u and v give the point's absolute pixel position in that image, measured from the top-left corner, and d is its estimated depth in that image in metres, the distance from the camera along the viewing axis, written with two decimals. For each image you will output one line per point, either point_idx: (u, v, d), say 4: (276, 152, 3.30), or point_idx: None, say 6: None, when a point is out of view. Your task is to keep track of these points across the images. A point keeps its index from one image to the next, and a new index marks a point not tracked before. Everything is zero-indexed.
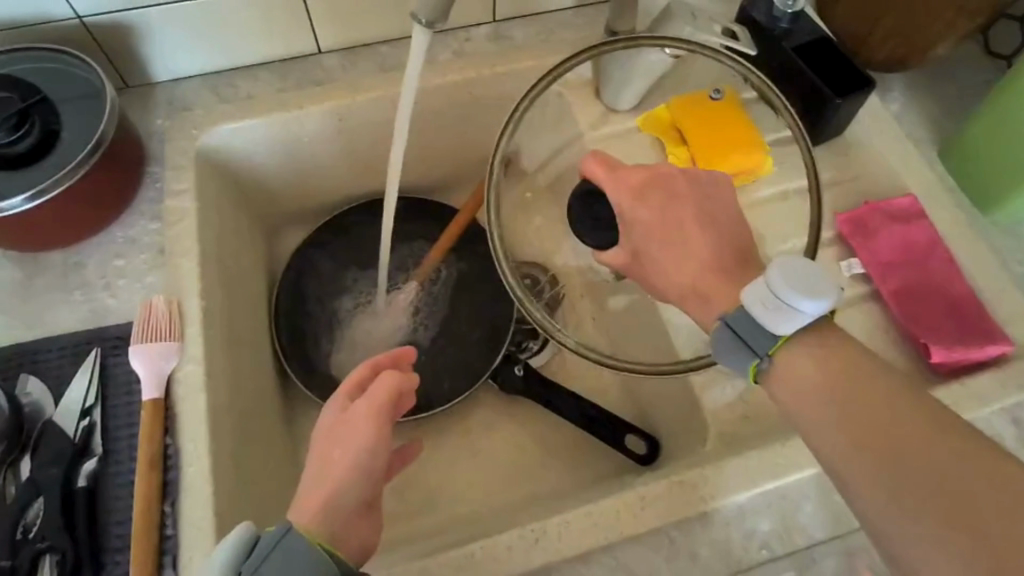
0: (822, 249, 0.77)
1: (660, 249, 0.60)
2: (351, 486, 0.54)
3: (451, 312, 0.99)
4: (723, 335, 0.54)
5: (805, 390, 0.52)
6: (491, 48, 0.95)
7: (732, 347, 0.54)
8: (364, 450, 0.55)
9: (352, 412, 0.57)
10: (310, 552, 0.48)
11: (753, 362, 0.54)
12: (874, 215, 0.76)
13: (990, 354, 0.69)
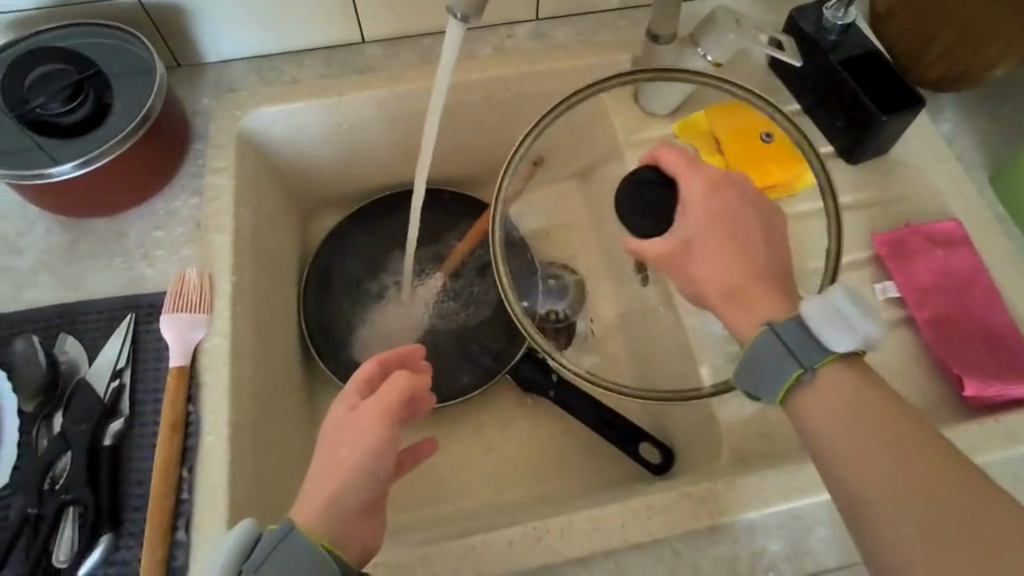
0: (857, 269, 0.75)
1: (720, 241, 0.58)
2: (353, 488, 0.54)
3: (473, 306, 1.00)
4: (769, 340, 0.52)
5: (825, 423, 0.50)
6: (532, 47, 0.95)
7: (774, 353, 0.52)
8: (369, 454, 0.55)
9: (360, 411, 0.57)
10: (311, 551, 0.49)
11: (796, 372, 0.51)
12: (915, 238, 0.74)
13: None
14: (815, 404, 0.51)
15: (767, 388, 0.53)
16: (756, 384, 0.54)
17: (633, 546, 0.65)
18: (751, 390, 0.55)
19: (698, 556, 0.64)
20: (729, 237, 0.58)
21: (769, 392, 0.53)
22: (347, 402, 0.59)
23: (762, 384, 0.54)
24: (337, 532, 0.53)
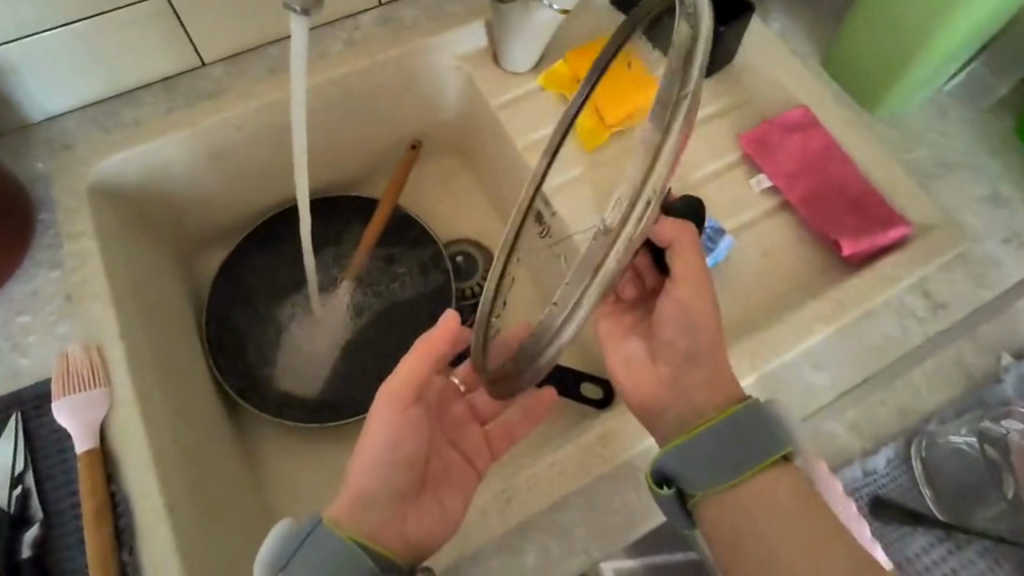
0: (729, 171, 0.80)
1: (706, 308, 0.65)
2: (379, 474, 0.59)
3: (391, 303, 0.97)
4: (750, 416, 0.54)
5: (762, 507, 0.53)
6: (381, 33, 0.92)
7: (751, 432, 0.54)
8: (387, 439, 0.60)
9: (378, 401, 0.62)
10: (336, 543, 0.53)
11: (776, 451, 0.54)
12: (772, 129, 0.78)
13: (891, 240, 0.69)
14: (762, 493, 0.53)
15: (725, 467, 0.54)
16: (716, 463, 0.54)
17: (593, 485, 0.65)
18: (704, 467, 0.54)
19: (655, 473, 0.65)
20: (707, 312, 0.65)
21: (721, 474, 0.54)
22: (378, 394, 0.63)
23: (726, 461, 0.54)
24: (374, 526, 0.57)
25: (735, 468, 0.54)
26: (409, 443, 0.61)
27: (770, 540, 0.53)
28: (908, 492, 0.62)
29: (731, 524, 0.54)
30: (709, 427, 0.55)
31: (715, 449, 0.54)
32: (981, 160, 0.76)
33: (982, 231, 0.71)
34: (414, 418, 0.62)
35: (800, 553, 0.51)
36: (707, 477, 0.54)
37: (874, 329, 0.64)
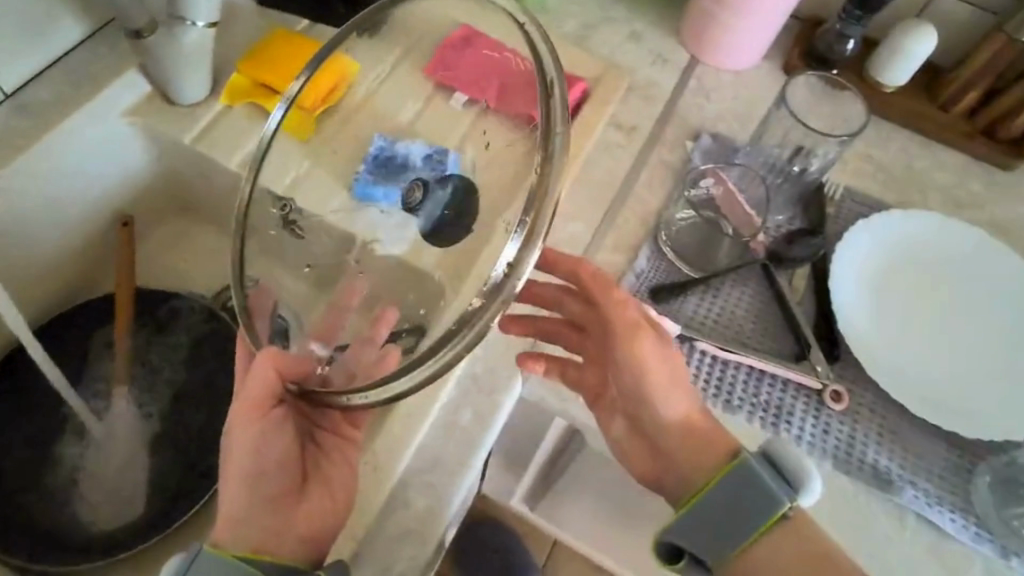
0: (433, 100, 0.83)
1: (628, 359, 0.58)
2: (250, 491, 0.56)
3: (184, 381, 0.87)
4: (737, 483, 0.51)
5: (772, 556, 0.51)
6: (21, 124, 0.77)
7: (746, 494, 0.51)
8: (247, 456, 0.57)
9: (230, 422, 0.58)
10: (223, 560, 0.50)
11: (777, 512, 0.50)
12: (448, 53, 0.84)
13: (576, 95, 0.79)
14: (774, 553, 0.51)
15: (727, 530, 0.52)
16: (715, 528, 0.52)
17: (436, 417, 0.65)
18: (709, 535, 0.52)
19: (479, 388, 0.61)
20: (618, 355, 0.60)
21: (724, 539, 0.52)
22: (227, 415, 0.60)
23: (729, 524, 0.52)
24: (259, 538, 0.55)
25: (731, 526, 0.52)
26: (273, 451, 0.58)
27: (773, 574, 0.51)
28: (672, 272, 0.67)
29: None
30: (705, 495, 0.53)
31: (708, 511, 0.52)
32: (612, 11, 0.90)
33: (635, 63, 0.86)
34: (271, 424, 0.58)
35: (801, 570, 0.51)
36: (707, 540, 0.52)
37: (596, 168, 0.75)
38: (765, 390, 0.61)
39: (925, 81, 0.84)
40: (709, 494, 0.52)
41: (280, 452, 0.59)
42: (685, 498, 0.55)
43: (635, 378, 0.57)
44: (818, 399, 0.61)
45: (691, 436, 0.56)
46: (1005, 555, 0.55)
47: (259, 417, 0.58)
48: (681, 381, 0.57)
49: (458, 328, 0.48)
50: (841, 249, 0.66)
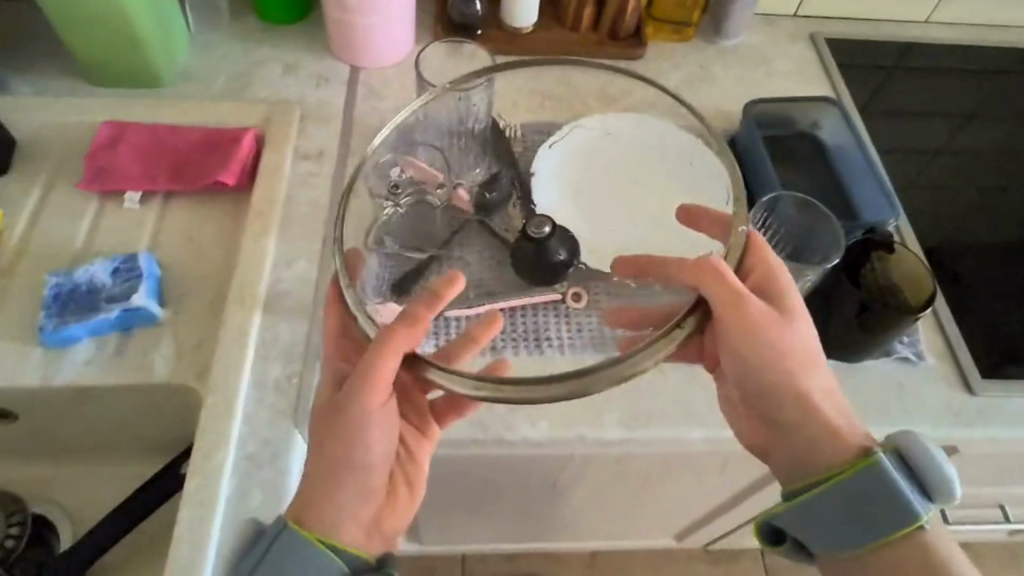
0: (102, 213, 0.73)
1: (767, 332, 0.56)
2: (348, 483, 0.53)
3: None
4: (869, 478, 0.51)
5: (874, 558, 0.52)
6: None
7: (877, 493, 0.51)
8: (354, 440, 0.53)
9: (331, 402, 0.54)
10: (305, 545, 0.50)
11: (897, 524, 0.51)
12: (97, 156, 0.74)
13: (249, 144, 0.77)
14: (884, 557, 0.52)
15: (842, 524, 0.52)
16: (833, 522, 0.53)
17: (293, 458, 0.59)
18: (825, 527, 0.53)
19: (269, 460, 0.58)
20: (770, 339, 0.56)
21: (832, 532, 0.53)
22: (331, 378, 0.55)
23: (854, 518, 0.52)
24: (346, 518, 0.53)
25: (846, 526, 0.52)
26: (377, 441, 0.54)
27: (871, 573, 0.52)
28: (406, 264, 0.69)
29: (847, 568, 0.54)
30: (836, 482, 0.53)
31: (831, 507, 0.53)
32: (258, 52, 0.89)
33: (301, 92, 0.85)
34: (381, 411, 0.54)
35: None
36: (816, 529, 0.54)
37: (299, 205, 0.74)
38: (520, 320, 0.67)
39: (551, 13, 0.95)
40: (847, 483, 0.52)
41: (386, 443, 0.55)
42: (800, 478, 0.56)
43: (770, 350, 0.56)
44: (565, 306, 0.68)
45: (823, 426, 0.55)
46: None
47: (368, 407, 0.53)
48: (791, 348, 0.56)
49: (632, 364, 0.51)
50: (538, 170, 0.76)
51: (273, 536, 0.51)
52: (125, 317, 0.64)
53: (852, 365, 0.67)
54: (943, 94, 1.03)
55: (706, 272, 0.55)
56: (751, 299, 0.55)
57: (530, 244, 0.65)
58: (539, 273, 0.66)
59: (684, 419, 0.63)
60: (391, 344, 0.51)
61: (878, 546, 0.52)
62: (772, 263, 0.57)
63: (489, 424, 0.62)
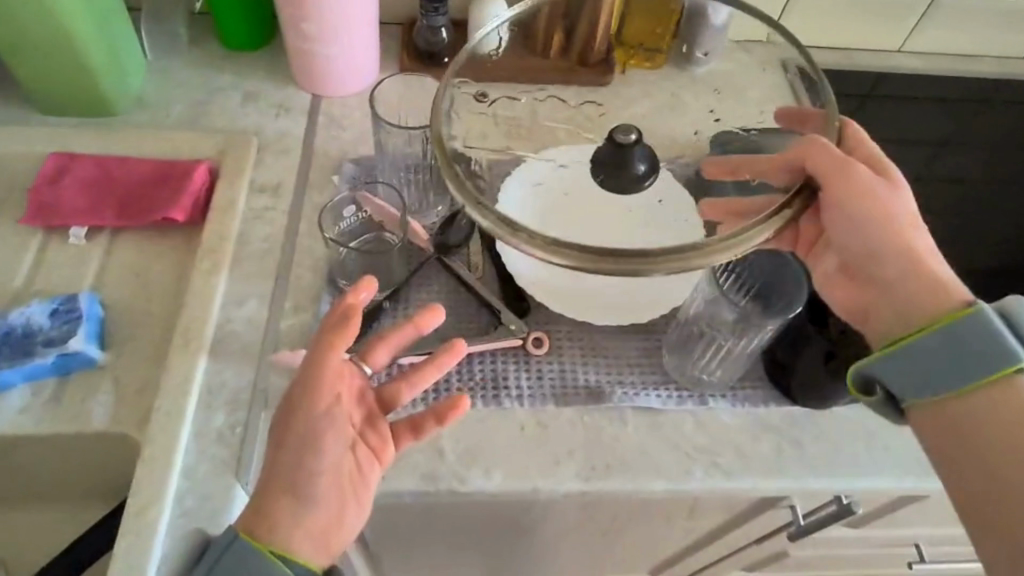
0: (45, 250, 0.70)
1: (879, 190, 0.59)
2: (295, 495, 0.50)
3: None
4: (973, 322, 0.52)
5: (980, 411, 0.51)
6: None
7: (979, 340, 0.51)
8: (306, 445, 0.51)
9: (289, 403, 0.52)
10: (252, 555, 0.48)
11: (1004, 365, 0.50)
12: (42, 190, 0.72)
13: (202, 177, 0.74)
14: (983, 401, 0.51)
15: (945, 367, 0.52)
16: (930, 370, 0.53)
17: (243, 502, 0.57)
18: (926, 367, 0.53)
19: (209, 517, 0.55)
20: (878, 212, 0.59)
21: (936, 373, 0.53)
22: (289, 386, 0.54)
23: (947, 367, 0.52)
24: (291, 527, 0.50)
25: (948, 360, 0.52)
26: (329, 450, 0.51)
27: (974, 427, 0.51)
28: None
29: (949, 426, 0.52)
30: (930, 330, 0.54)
31: (931, 348, 0.53)
32: (219, 80, 0.87)
33: (261, 122, 0.83)
34: (330, 418, 0.52)
35: (1009, 447, 0.50)
36: (915, 376, 0.53)
37: (252, 240, 0.72)
38: (478, 368, 0.65)
39: None
40: (941, 331, 0.53)
41: (337, 454, 0.52)
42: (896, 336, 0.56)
43: (871, 211, 0.59)
44: (525, 353, 0.66)
45: (923, 279, 0.56)
46: (705, 402, 0.65)
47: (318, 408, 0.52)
48: (906, 213, 0.59)
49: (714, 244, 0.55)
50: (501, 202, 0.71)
51: (222, 546, 0.49)
52: (62, 362, 0.62)
53: (820, 413, 0.66)
54: (918, 122, 1.02)
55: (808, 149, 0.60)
56: (860, 166, 0.59)
57: (612, 149, 0.65)
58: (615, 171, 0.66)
59: (645, 470, 0.61)
60: (339, 338, 0.52)
61: (978, 387, 0.51)
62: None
63: (442, 476, 0.59)
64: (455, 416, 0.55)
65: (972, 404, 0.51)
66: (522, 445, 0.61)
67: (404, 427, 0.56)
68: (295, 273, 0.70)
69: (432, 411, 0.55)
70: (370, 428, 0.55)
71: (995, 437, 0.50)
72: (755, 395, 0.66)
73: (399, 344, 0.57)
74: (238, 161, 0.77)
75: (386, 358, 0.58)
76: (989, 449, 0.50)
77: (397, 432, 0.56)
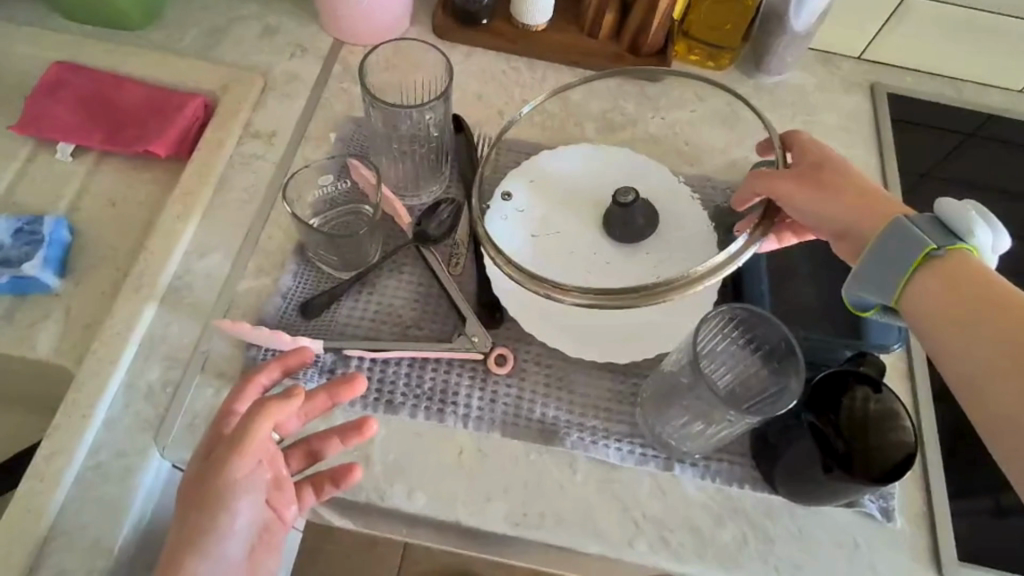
0: (32, 162, 0.69)
1: (810, 177, 0.56)
2: (206, 560, 0.47)
3: None
4: (898, 229, 0.49)
5: (936, 297, 0.47)
6: None
7: (907, 241, 0.49)
8: (221, 511, 0.48)
9: (208, 475, 0.47)
10: None
11: (924, 245, 0.48)
12: (38, 101, 0.69)
13: (194, 115, 0.70)
14: (926, 286, 0.48)
15: (891, 273, 0.49)
16: (885, 275, 0.49)
17: (133, 507, 0.52)
18: (876, 279, 0.50)
19: (117, 474, 0.53)
20: (819, 187, 0.55)
21: (889, 283, 0.49)
22: (199, 448, 0.49)
23: (890, 267, 0.49)
24: None
25: (898, 270, 0.49)
26: (242, 514, 0.49)
27: (936, 321, 0.47)
28: (322, 282, 0.63)
29: (924, 320, 0.47)
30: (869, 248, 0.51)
31: (875, 260, 0.50)
32: (241, 8, 0.81)
33: (272, 60, 0.78)
34: (250, 481, 0.49)
35: (969, 311, 0.46)
36: (881, 289, 0.50)
37: (232, 189, 0.68)
38: (429, 376, 0.60)
39: (570, 11, 0.83)
40: (876, 243, 0.50)
41: (251, 517, 0.50)
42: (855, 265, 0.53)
43: (811, 181, 0.56)
44: (484, 369, 0.60)
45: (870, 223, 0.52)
46: (670, 467, 0.58)
47: (239, 474, 0.47)
48: (872, 188, 0.54)
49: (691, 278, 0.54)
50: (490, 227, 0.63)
51: None
52: (16, 284, 0.60)
53: (801, 508, 0.57)
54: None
55: (793, 140, 0.60)
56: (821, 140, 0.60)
57: (617, 209, 0.66)
58: (631, 240, 0.65)
59: (581, 529, 0.55)
60: (272, 410, 0.47)
61: (918, 275, 0.48)
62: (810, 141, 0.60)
63: (362, 485, 0.55)
64: (351, 480, 0.53)
65: (922, 291, 0.48)
66: (456, 472, 0.56)
67: (307, 486, 0.54)
68: (266, 234, 0.66)
69: (330, 473, 0.53)
70: (275, 491, 0.52)
71: (961, 317, 0.46)
72: (730, 472, 0.58)
73: (311, 410, 0.54)
74: (236, 101, 0.72)
75: (297, 423, 0.55)
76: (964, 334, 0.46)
77: (300, 490, 0.54)
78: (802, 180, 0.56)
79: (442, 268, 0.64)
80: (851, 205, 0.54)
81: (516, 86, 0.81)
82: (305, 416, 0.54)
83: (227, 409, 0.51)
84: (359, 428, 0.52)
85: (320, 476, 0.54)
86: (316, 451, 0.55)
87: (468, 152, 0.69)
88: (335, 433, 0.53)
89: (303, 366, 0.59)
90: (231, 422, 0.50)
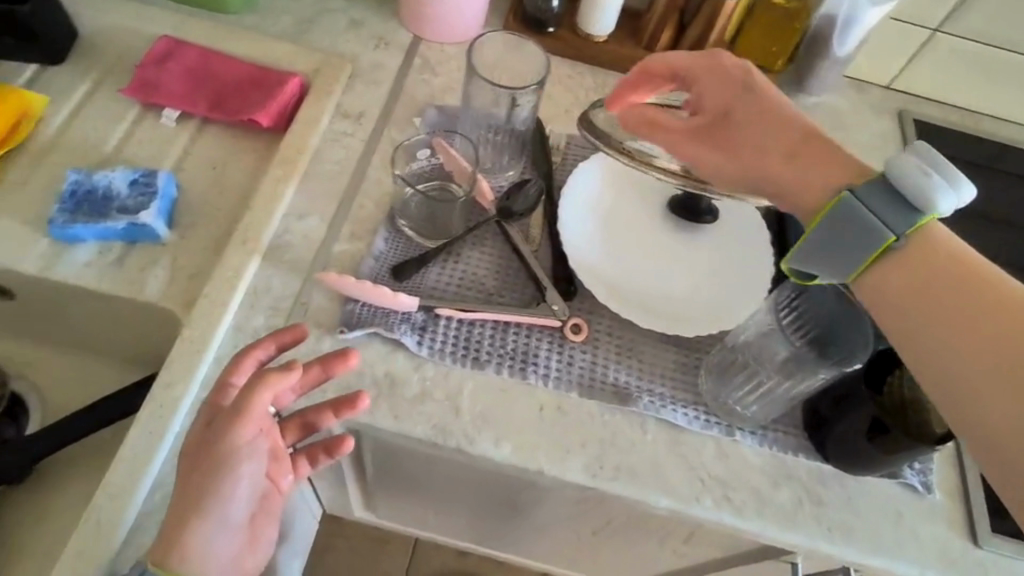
0: (139, 125, 0.73)
1: (735, 137, 0.59)
2: (211, 523, 0.49)
3: None
4: (847, 210, 0.51)
5: (900, 282, 0.50)
6: None
7: (859, 224, 0.51)
8: (225, 477, 0.49)
9: (209, 445, 0.48)
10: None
11: (885, 238, 0.50)
12: (149, 69, 0.74)
13: (293, 91, 0.76)
14: (887, 275, 0.50)
15: (852, 256, 0.51)
16: (842, 253, 0.52)
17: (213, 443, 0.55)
18: (836, 263, 0.52)
19: None
20: (736, 148, 0.58)
21: (848, 265, 0.52)
22: (199, 418, 0.50)
23: (845, 249, 0.51)
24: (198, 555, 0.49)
25: (858, 258, 0.51)
26: (244, 479, 0.50)
27: (908, 308, 0.49)
28: (412, 249, 0.68)
29: (895, 307, 0.50)
30: (818, 222, 0.53)
31: (832, 243, 0.52)
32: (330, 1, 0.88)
33: (359, 49, 0.84)
34: (251, 450, 0.50)
35: (942, 298, 0.48)
36: (837, 266, 0.52)
37: (325, 161, 0.73)
38: (512, 338, 0.64)
39: (631, 25, 0.91)
40: (828, 219, 0.52)
41: (253, 482, 0.51)
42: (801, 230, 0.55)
43: (729, 144, 0.59)
44: (561, 336, 0.65)
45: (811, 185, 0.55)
46: (732, 433, 0.63)
47: (240, 442, 0.48)
48: (796, 143, 0.57)
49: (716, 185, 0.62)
50: (563, 209, 0.71)
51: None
52: (130, 231, 0.64)
53: (849, 476, 0.63)
54: None
55: (692, 66, 0.62)
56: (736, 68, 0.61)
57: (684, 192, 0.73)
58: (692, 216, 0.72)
59: (652, 484, 0.60)
60: (273, 383, 0.47)
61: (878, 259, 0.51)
62: (720, 79, 0.61)
63: (450, 433, 0.60)
64: (340, 452, 0.59)
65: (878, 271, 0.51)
66: (536, 426, 0.61)
67: (302, 456, 0.60)
68: (359, 203, 0.71)
69: (323, 445, 0.59)
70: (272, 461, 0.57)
71: (934, 304, 0.48)
72: (785, 441, 0.63)
73: (305, 384, 0.56)
74: (330, 82, 0.77)
75: (292, 396, 0.58)
76: (937, 319, 0.47)
77: (295, 460, 0.60)
78: (723, 141, 0.59)
79: (526, 243, 0.70)
80: (776, 166, 0.57)
81: (581, 89, 0.88)
82: (300, 388, 0.57)
83: (224, 380, 0.51)
84: (353, 402, 0.55)
85: (315, 448, 0.60)
86: (311, 425, 0.58)
87: (546, 137, 0.76)
88: (324, 410, 0.56)
89: (397, 321, 0.63)
90: (229, 395, 0.51)
